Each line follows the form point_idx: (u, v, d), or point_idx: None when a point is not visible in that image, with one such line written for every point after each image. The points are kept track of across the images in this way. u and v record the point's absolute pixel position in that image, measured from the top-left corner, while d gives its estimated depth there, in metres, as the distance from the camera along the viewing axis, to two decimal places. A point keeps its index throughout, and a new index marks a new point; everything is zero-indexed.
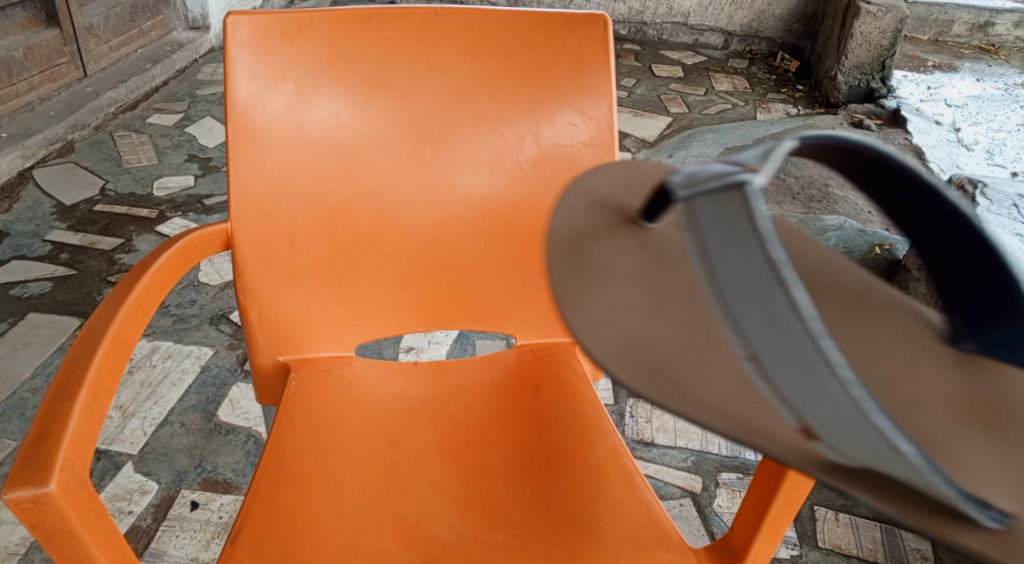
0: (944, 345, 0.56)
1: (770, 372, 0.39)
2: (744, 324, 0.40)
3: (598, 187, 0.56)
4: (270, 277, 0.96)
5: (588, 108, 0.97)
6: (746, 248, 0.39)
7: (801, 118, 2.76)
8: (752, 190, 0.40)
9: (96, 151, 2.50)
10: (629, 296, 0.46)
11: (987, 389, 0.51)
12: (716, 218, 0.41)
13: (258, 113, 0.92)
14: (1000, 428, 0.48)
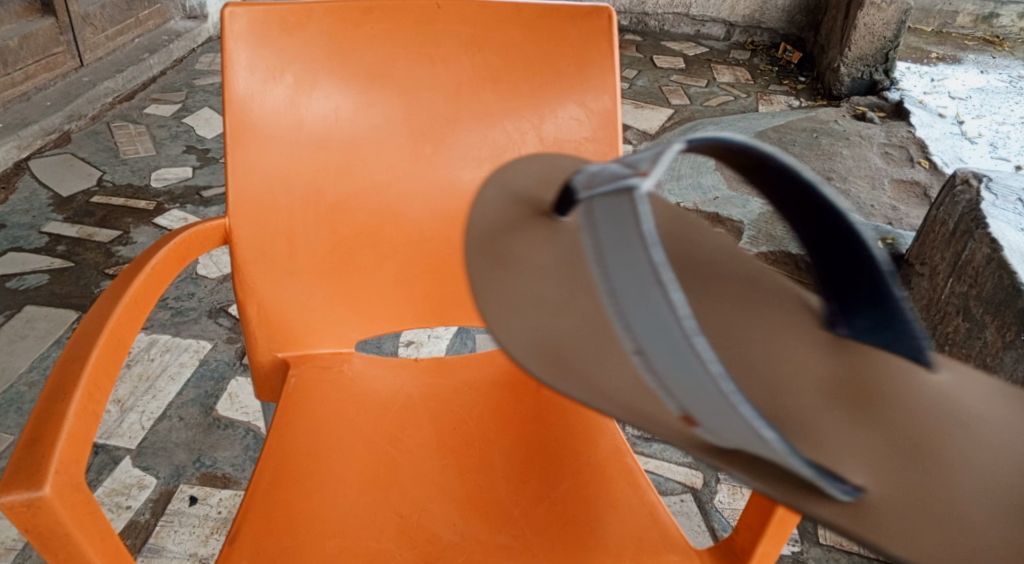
0: (822, 328, 0.66)
1: (655, 364, 0.43)
2: (632, 320, 0.44)
3: (516, 182, 0.64)
4: (270, 273, 0.95)
5: (591, 101, 0.96)
6: (631, 250, 0.44)
7: (803, 110, 2.74)
8: (640, 194, 0.45)
9: (93, 142, 2.48)
10: (540, 289, 0.53)
11: (858, 374, 0.61)
12: (611, 221, 0.46)
13: (256, 108, 0.90)
14: (866, 409, 0.58)
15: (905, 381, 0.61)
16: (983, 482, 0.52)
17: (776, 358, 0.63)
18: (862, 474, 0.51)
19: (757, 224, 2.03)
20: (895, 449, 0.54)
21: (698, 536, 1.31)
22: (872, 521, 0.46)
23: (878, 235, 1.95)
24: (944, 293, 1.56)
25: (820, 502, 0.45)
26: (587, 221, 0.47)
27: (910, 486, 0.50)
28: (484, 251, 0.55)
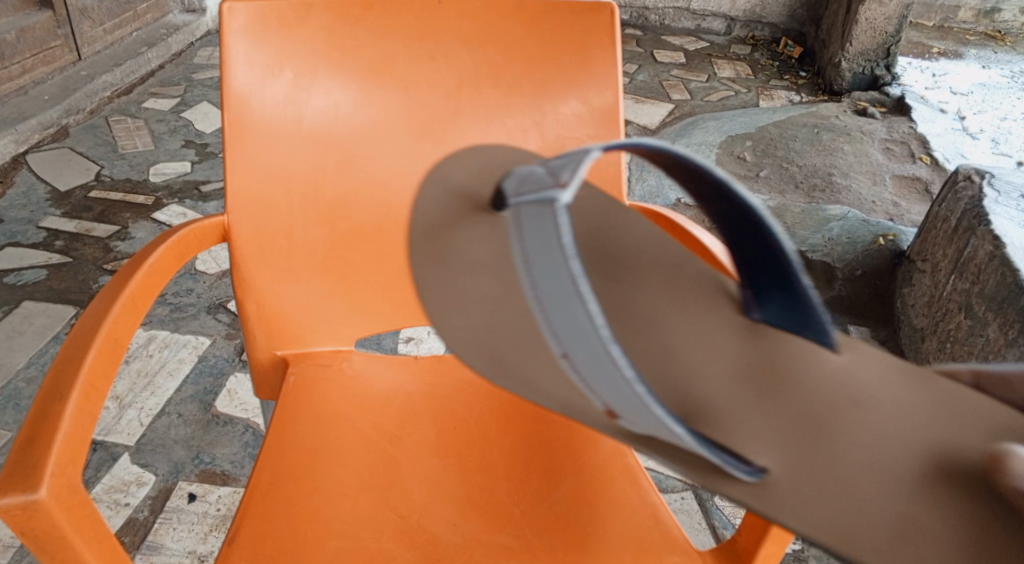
0: (738, 312, 0.81)
1: (578, 365, 0.55)
2: (559, 330, 0.55)
3: (454, 175, 0.72)
4: (268, 270, 0.94)
5: (593, 97, 0.95)
6: (555, 268, 0.55)
7: (804, 106, 2.73)
8: (559, 206, 0.56)
9: (91, 136, 2.46)
10: (479, 285, 0.64)
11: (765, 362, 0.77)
12: (535, 233, 0.56)
13: (255, 105, 0.89)
14: (767, 393, 0.75)
15: (801, 363, 0.77)
16: (864, 459, 0.69)
17: (696, 347, 0.77)
18: (767, 456, 0.68)
19: None
20: (787, 432, 0.71)
21: (699, 534, 1.31)
22: (771, 494, 0.63)
23: (878, 232, 1.95)
24: (946, 289, 1.55)
25: (733, 481, 0.61)
26: (516, 227, 0.58)
27: (802, 465, 0.67)
28: (431, 248, 0.67)
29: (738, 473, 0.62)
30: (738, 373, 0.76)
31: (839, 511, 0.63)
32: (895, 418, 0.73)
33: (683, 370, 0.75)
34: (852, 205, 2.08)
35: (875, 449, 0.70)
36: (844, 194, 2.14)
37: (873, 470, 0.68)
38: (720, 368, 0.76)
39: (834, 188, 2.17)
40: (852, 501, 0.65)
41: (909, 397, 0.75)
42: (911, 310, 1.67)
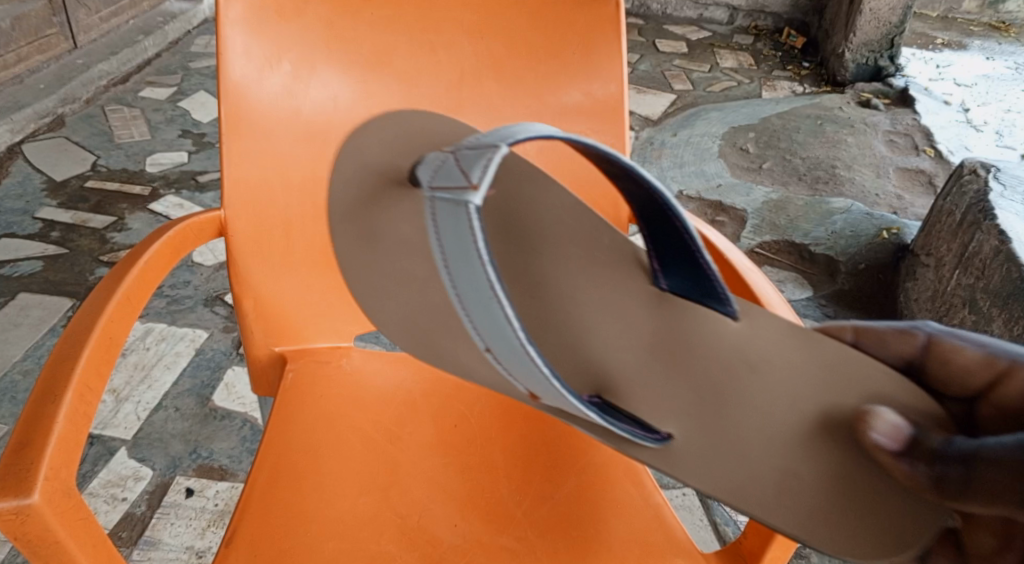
0: (647, 281, 0.82)
1: (500, 356, 0.61)
2: (481, 328, 0.61)
3: (368, 153, 0.79)
4: (266, 267, 0.93)
5: (597, 90, 0.93)
6: (472, 269, 0.60)
7: (807, 97, 2.71)
8: (472, 205, 0.59)
9: (87, 125, 2.44)
10: (398, 265, 0.74)
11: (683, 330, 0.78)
12: (454, 232, 0.60)
13: (253, 96, 0.87)
14: (677, 358, 0.76)
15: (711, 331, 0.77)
16: (759, 422, 0.70)
17: (606, 319, 0.80)
18: (673, 421, 0.71)
19: (761, 213, 2.00)
20: (693, 396, 0.73)
21: (700, 531, 1.30)
22: (676, 464, 0.67)
23: (882, 225, 1.93)
24: (950, 284, 1.53)
25: (642, 448, 0.67)
26: (433, 220, 0.61)
27: (703, 429, 0.71)
28: (353, 225, 0.77)
29: (647, 443, 0.67)
30: (646, 338, 0.78)
31: (730, 473, 0.67)
32: (795, 381, 0.72)
33: (589, 336, 0.79)
34: (855, 198, 2.06)
35: (776, 418, 0.70)
36: (848, 186, 2.12)
37: (768, 438, 0.70)
38: (631, 338, 0.78)
39: (837, 180, 2.15)
40: (741, 468, 0.68)
41: (809, 359, 0.73)
42: (914, 305, 1.66)
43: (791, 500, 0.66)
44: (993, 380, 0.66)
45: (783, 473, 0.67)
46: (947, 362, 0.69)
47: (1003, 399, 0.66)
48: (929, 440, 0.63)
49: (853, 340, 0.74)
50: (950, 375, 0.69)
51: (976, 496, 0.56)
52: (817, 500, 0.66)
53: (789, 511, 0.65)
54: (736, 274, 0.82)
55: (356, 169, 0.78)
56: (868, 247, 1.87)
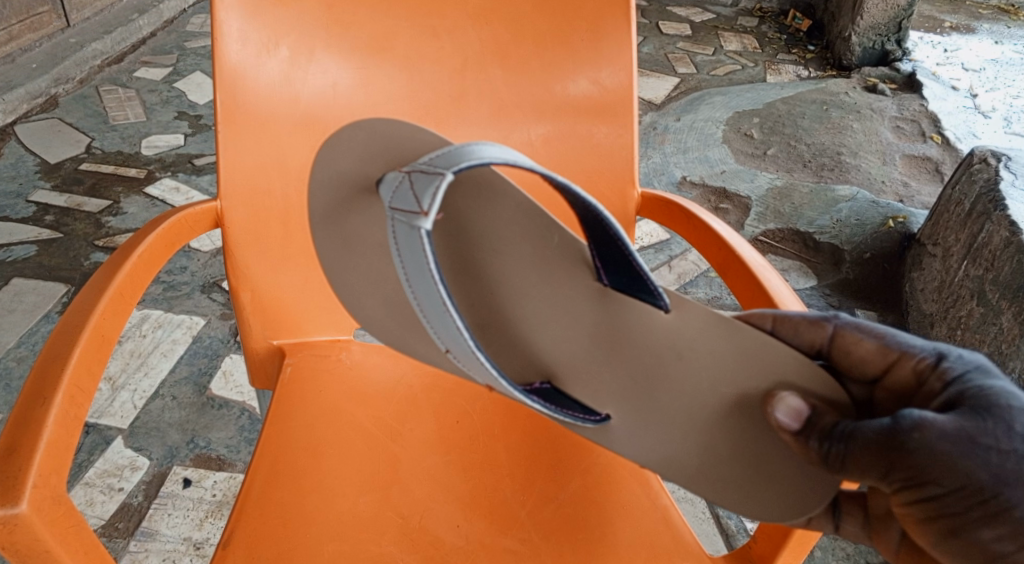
0: (591, 276, 0.77)
1: (455, 354, 0.65)
2: (442, 335, 0.64)
3: (341, 164, 0.73)
4: (264, 259, 0.90)
5: (605, 78, 0.90)
6: (428, 288, 0.63)
7: (813, 81, 2.67)
8: (422, 232, 0.62)
9: (81, 106, 2.40)
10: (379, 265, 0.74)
11: (620, 322, 0.75)
12: (411, 253, 0.63)
13: (250, 83, 0.84)
14: (616, 347, 0.75)
15: (641, 323, 0.74)
16: (685, 405, 0.70)
17: (551, 313, 0.77)
18: (612, 401, 0.73)
19: (765, 200, 1.98)
20: (627, 381, 0.73)
21: (703, 525, 1.29)
22: (613, 443, 0.71)
23: (888, 213, 1.90)
24: (958, 275, 1.51)
25: (581, 429, 0.70)
26: (394, 240, 0.64)
27: (633, 410, 0.72)
28: (331, 232, 0.74)
29: (585, 423, 0.70)
30: (586, 326, 0.76)
31: (660, 446, 0.70)
32: (717, 366, 0.70)
33: (545, 335, 0.76)
34: (861, 186, 2.03)
35: (699, 395, 0.70)
36: (852, 174, 2.09)
37: (692, 417, 0.70)
38: (577, 329, 0.76)
39: (842, 168, 2.12)
40: (668, 444, 0.70)
41: (726, 347, 0.70)
42: (919, 295, 1.64)
43: (711, 473, 0.68)
44: (887, 367, 0.64)
45: (706, 450, 0.69)
46: (849, 353, 0.66)
47: (896, 384, 0.63)
48: (823, 421, 0.62)
49: (770, 329, 0.70)
50: (857, 369, 0.66)
51: (852, 471, 0.58)
52: (733, 471, 0.68)
53: (708, 480, 0.68)
54: (750, 270, 0.78)
55: (332, 181, 0.74)
56: (874, 235, 1.84)
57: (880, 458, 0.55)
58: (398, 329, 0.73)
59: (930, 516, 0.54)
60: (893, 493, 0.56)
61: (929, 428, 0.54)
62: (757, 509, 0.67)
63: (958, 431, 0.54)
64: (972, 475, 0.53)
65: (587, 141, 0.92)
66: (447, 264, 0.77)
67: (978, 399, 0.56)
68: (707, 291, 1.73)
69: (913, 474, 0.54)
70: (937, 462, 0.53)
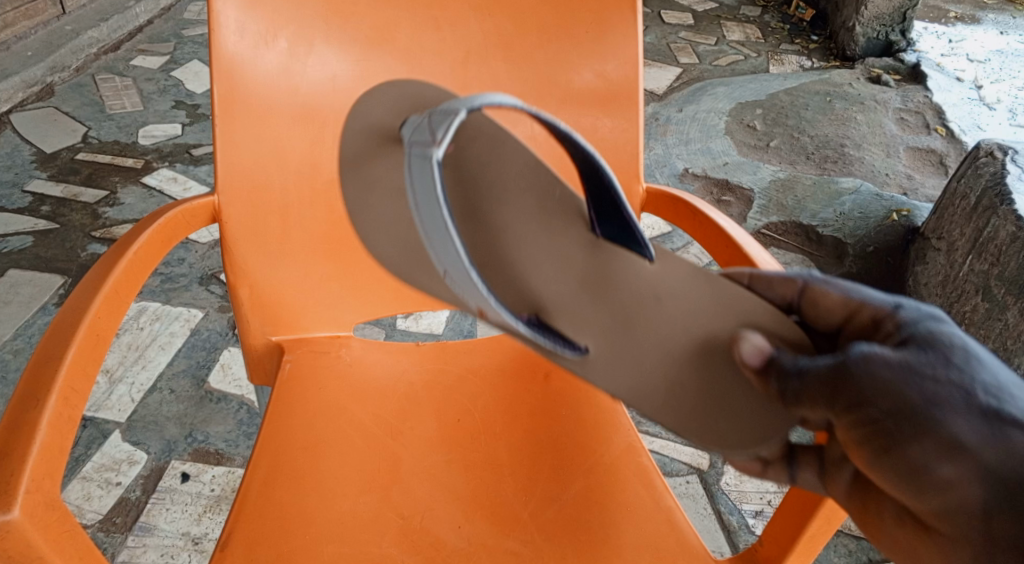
0: (585, 228, 0.75)
1: (451, 277, 0.62)
2: (442, 258, 0.62)
3: (374, 116, 0.73)
4: (262, 254, 0.88)
5: (610, 71, 0.89)
6: (432, 214, 0.60)
7: (816, 72, 2.65)
8: (433, 159, 0.60)
9: (77, 95, 2.38)
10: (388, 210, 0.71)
11: (606, 268, 0.73)
12: (423, 188, 0.60)
13: (249, 74, 0.83)
14: (600, 290, 0.72)
15: (626, 270, 0.72)
16: (658, 342, 0.68)
17: (537, 256, 0.74)
18: (589, 334, 0.69)
19: (768, 192, 1.96)
20: (608, 319, 0.70)
21: (704, 521, 1.28)
22: (590, 372, 0.66)
23: (891, 207, 1.89)
24: (962, 270, 1.50)
25: (560, 358, 0.65)
26: (408, 175, 0.61)
27: (608, 344, 0.68)
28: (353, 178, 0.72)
29: (565, 352, 0.65)
30: (573, 269, 0.73)
31: (632, 378, 0.66)
32: (693, 310, 0.69)
33: (529, 273, 0.72)
34: (865, 178, 2.02)
35: (673, 334, 0.68)
36: (856, 166, 2.07)
37: (667, 352, 0.67)
38: (566, 272, 0.73)
39: (846, 160, 2.10)
40: (640, 375, 0.66)
41: (702, 293, 0.69)
42: (924, 289, 1.63)
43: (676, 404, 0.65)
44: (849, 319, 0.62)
45: (672, 383, 0.66)
46: (815, 306, 0.64)
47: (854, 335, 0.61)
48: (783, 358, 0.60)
49: (748, 285, 0.69)
50: (824, 321, 0.64)
51: (803, 403, 0.56)
52: (695, 403, 0.66)
53: (673, 412, 0.65)
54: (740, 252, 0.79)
55: (365, 132, 0.73)
56: (878, 228, 1.83)
57: (829, 386, 0.54)
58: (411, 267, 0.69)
59: (870, 438, 0.51)
60: (835, 417, 0.54)
61: (875, 358, 0.52)
62: (710, 438, 0.65)
63: (901, 361, 0.52)
64: (908, 400, 0.50)
65: (591, 134, 0.90)
66: (457, 206, 0.73)
67: (924, 336, 0.54)
68: None
69: (856, 396, 0.52)
70: (877, 388, 0.51)
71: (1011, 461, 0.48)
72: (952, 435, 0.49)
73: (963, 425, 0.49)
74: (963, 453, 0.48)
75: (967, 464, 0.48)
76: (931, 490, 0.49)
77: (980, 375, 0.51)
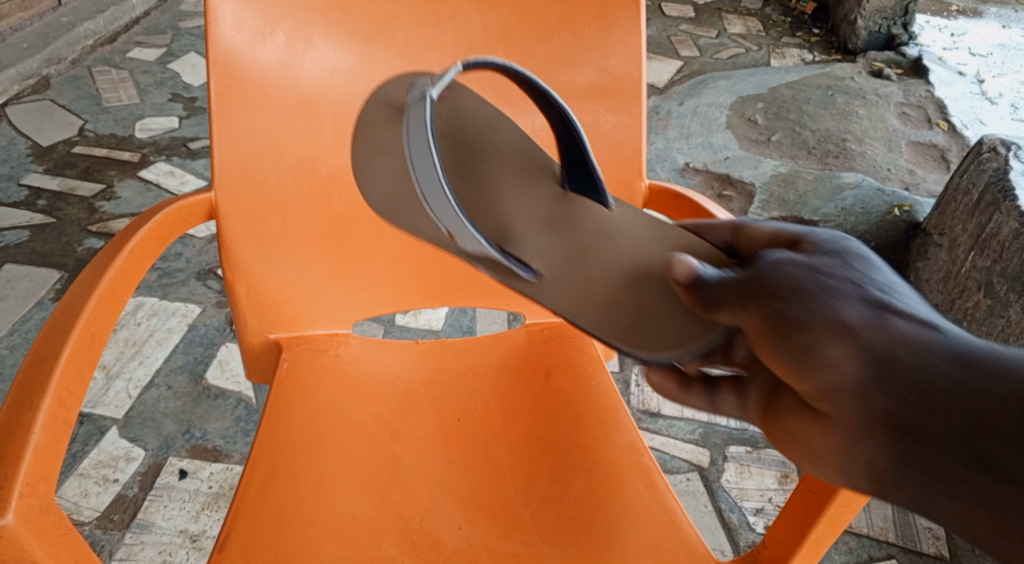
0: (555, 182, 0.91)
1: (430, 201, 0.70)
2: (424, 186, 0.70)
3: (393, 94, 0.84)
4: (260, 251, 0.87)
5: (613, 66, 0.87)
6: (421, 146, 0.69)
7: (818, 65, 2.63)
8: (426, 101, 0.71)
9: (73, 87, 2.36)
10: (387, 161, 0.79)
11: (569, 213, 0.88)
12: (420, 128, 0.70)
13: (246, 69, 0.81)
14: (561, 231, 0.86)
15: (586, 215, 0.88)
16: (606, 269, 0.81)
17: (512, 202, 0.88)
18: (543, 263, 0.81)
19: (769, 187, 1.95)
20: (564, 252, 0.83)
21: (704, 519, 1.27)
22: (540, 291, 0.77)
23: (893, 202, 1.88)
24: (964, 266, 1.49)
25: (515, 279, 0.75)
26: (408, 121, 0.72)
27: (559, 271, 0.80)
28: (363, 140, 0.81)
29: (520, 273, 0.75)
30: (538, 215, 0.88)
31: (576, 294, 0.77)
32: (637, 247, 0.83)
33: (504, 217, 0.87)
34: (866, 173, 2.01)
35: (617, 263, 0.81)
36: (858, 161, 2.06)
37: (612, 275, 0.80)
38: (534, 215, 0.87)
39: (847, 154, 2.09)
40: (584, 294, 0.78)
41: (648, 232, 0.84)
42: (925, 285, 1.63)
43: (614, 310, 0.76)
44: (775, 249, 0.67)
45: (611, 299, 0.77)
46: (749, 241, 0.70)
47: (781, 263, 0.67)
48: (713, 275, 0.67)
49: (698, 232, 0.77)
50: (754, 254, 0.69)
51: (721, 309, 0.63)
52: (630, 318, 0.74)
53: (610, 322, 0.74)
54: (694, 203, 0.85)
55: (380, 104, 0.83)
56: (879, 224, 1.82)
57: (744, 290, 0.61)
58: (402, 208, 0.76)
59: (770, 323, 0.57)
60: (742, 312, 0.60)
61: (784, 264, 0.60)
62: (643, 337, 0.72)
63: (804, 264, 0.59)
64: (806, 291, 0.57)
65: (593, 131, 0.89)
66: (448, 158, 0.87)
67: (828, 247, 0.60)
68: None
69: (762, 291, 0.59)
70: (782, 284, 0.58)
71: (889, 340, 0.51)
72: (837, 318, 0.53)
73: (851, 310, 0.54)
74: (849, 334, 0.52)
75: (850, 342, 0.52)
76: (814, 368, 0.52)
77: (874, 278, 0.57)
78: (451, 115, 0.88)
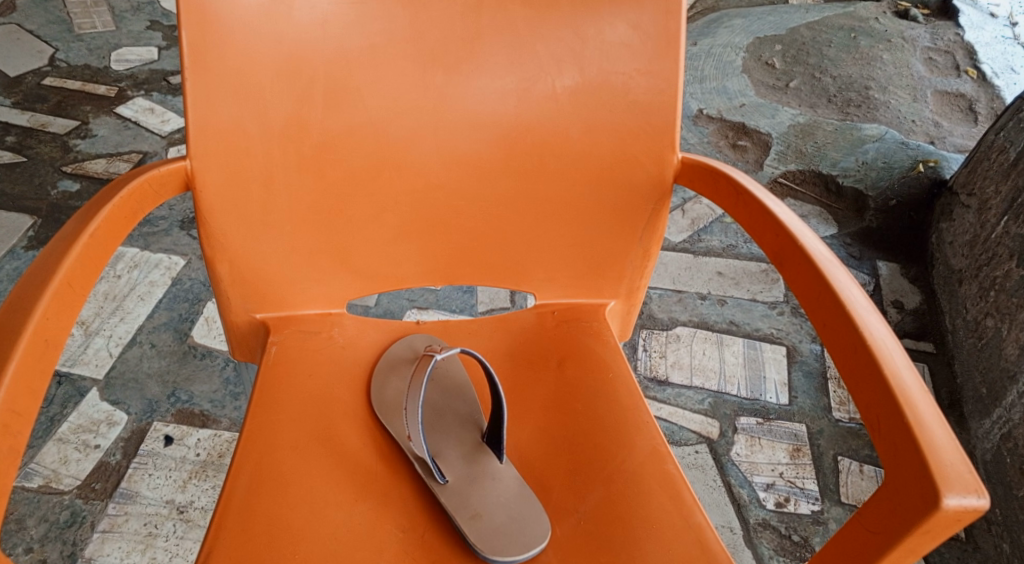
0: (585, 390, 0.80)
1: (387, 416, 0.76)
2: (382, 408, 0.77)
3: (413, 349, 0.84)
4: (243, 225, 0.78)
5: (646, 22, 0.77)
6: (385, 397, 0.78)
7: (840, 4, 2.48)
8: (401, 368, 0.82)
9: (43, 11, 2.19)
10: (385, 387, 0.79)
11: (588, 421, 0.77)
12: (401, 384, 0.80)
13: (223, 19, 0.70)
14: (569, 440, 0.76)
15: (600, 430, 0.76)
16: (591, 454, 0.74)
17: (523, 416, 0.79)
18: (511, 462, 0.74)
19: (786, 138, 1.85)
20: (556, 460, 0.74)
21: (714, 494, 1.23)
22: (488, 487, 0.71)
23: (918, 156, 1.75)
24: (994, 231, 1.41)
25: (451, 476, 0.72)
26: (404, 375, 0.81)
27: (507, 478, 0.72)
28: (372, 375, 0.81)
29: (448, 479, 0.71)
30: (544, 425, 0.78)
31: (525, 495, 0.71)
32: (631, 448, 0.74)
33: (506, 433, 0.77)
34: (890, 124, 1.90)
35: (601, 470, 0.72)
36: (881, 111, 1.95)
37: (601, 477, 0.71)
38: (540, 431, 0.77)
39: (870, 104, 1.98)
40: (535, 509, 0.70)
41: None
42: (948, 248, 1.55)
43: (486, 525, 0.68)
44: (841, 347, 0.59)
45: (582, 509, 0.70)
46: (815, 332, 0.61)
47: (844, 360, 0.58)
48: None
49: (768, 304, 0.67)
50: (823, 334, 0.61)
51: None
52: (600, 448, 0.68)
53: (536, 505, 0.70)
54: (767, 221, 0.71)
55: (404, 357, 0.83)
56: (902, 180, 1.71)
57: None
58: (385, 411, 0.77)
59: None
60: None
61: None
62: (494, 553, 0.66)
63: None
64: None
65: (621, 96, 0.79)
66: (448, 391, 0.81)
67: None
68: (722, 239, 1.69)
69: None
70: None
71: None
72: None
73: None
74: None
75: None
76: None
77: None
78: (469, 366, 0.85)
